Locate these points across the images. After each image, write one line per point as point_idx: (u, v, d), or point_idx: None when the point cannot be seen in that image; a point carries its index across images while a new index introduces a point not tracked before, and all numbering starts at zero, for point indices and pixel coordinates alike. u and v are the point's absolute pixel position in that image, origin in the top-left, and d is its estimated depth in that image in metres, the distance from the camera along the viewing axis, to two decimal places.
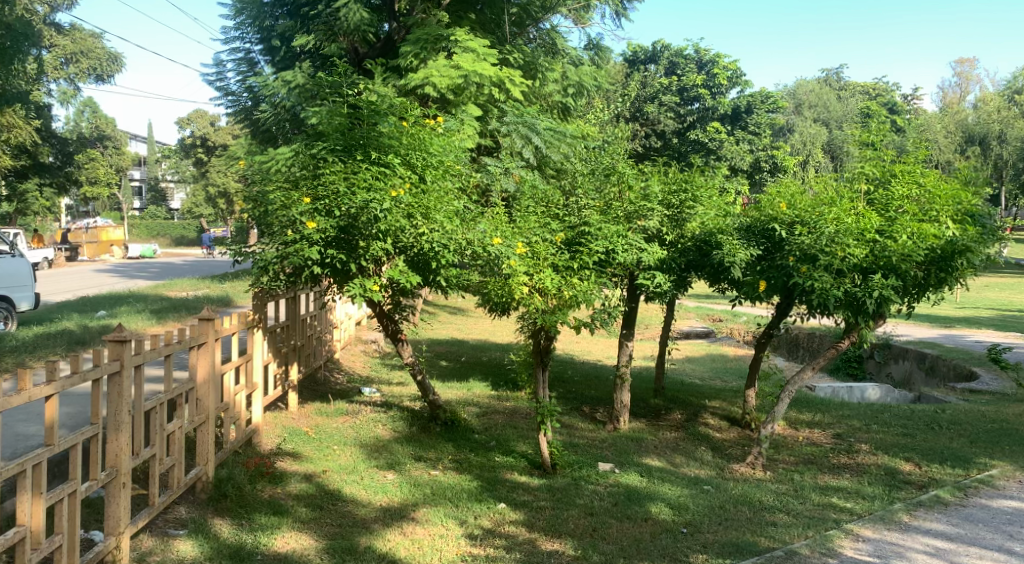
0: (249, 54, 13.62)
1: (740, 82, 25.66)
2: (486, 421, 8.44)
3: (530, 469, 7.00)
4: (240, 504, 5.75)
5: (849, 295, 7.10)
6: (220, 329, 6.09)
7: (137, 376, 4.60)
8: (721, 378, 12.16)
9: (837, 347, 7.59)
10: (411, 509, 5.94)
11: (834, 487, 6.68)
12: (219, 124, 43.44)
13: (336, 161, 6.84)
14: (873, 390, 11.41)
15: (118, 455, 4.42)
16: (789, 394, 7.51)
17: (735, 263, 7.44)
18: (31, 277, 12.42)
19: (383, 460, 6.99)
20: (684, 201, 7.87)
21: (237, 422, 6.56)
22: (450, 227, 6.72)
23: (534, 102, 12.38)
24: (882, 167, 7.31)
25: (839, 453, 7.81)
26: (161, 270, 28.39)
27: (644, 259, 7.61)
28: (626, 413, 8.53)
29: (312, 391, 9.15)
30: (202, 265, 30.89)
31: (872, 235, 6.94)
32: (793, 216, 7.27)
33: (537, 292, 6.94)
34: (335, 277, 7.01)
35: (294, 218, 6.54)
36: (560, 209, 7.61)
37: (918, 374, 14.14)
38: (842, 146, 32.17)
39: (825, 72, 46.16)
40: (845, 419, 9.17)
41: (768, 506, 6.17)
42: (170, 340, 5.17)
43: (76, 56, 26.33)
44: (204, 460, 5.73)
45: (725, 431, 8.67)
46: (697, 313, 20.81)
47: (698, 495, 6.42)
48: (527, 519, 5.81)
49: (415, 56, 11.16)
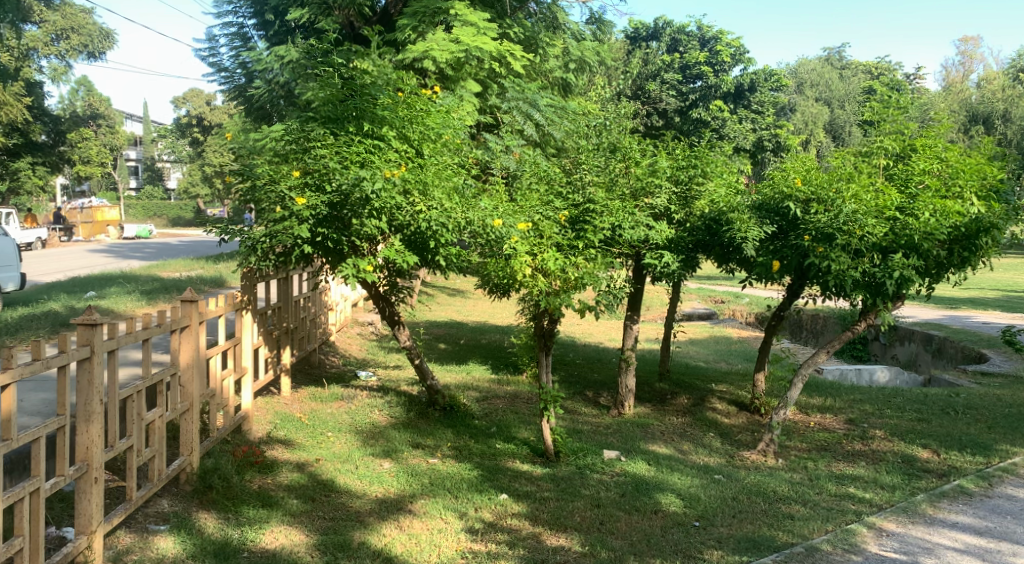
0: (242, 29, 13.20)
1: (743, 59, 25.13)
2: (486, 406, 8.13)
3: (532, 457, 6.70)
4: (226, 496, 5.42)
5: (866, 275, 6.79)
6: (205, 312, 5.75)
7: (112, 363, 4.28)
8: (726, 360, 11.86)
9: (853, 330, 7.26)
10: (407, 501, 5.63)
11: (850, 477, 6.37)
12: (215, 103, 42.85)
13: (329, 134, 6.52)
14: (882, 373, 11.10)
15: (88, 448, 4.08)
16: (802, 378, 7.18)
17: (747, 242, 7.06)
18: (15, 257, 12.09)
19: (380, 448, 6.68)
20: (693, 177, 7.57)
21: (225, 409, 6.23)
22: (449, 205, 6.38)
23: (536, 78, 11.99)
24: (902, 142, 7.04)
25: (853, 439, 7.51)
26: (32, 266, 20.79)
27: (652, 238, 7.30)
28: (632, 398, 8.23)
29: (307, 376, 8.84)
30: (77, 265, 20.96)
31: (892, 212, 6.61)
32: (808, 191, 6.85)
33: (540, 273, 6.52)
34: (328, 258, 6.66)
35: (284, 193, 6.21)
36: (564, 187, 7.32)
37: (924, 356, 13.86)
38: (844, 126, 31.73)
39: (827, 50, 45.55)
40: (857, 403, 8.87)
41: (784, 497, 5.86)
42: (150, 323, 4.84)
43: (66, 32, 25.73)
44: (189, 450, 5.41)
45: (733, 416, 8.36)
46: (700, 294, 20.48)
47: (710, 485, 6.12)
48: (531, 511, 5.51)
49: (412, 29, 10.86)
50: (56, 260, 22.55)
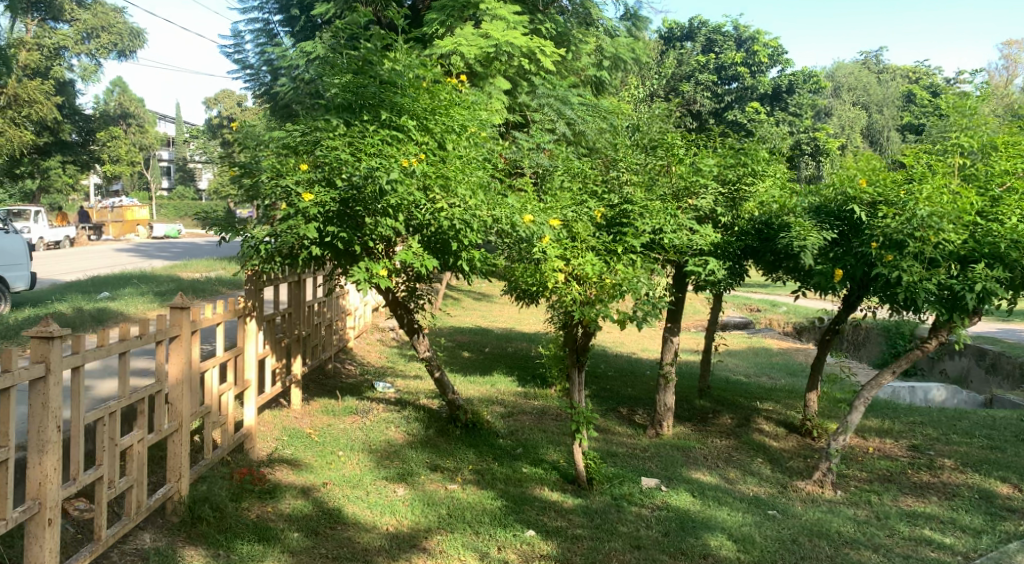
0: (268, 25, 12.62)
1: (781, 60, 24.30)
2: (511, 423, 7.47)
3: (562, 484, 6.03)
4: (218, 529, 4.80)
5: (943, 288, 6.05)
6: (200, 320, 5.15)
7: (76, 381, 3.76)
8: (768, 375, 11.09)
9: (923, 348, 6.48)
10: (422, 537, 5.00)
11: (923, 516, 5.67)
12: (244, 103, 42.66)
13: (342, 124, 5.93)
14: (938, 391, 10.24)
15: (41, 484, 3.59)
16: (864, 402, 6.42)
17: (806, 248, 6.29)
18: (26, 255, 11.60)
19: (394, 471, 6.04)
20: (742, 176, 6.86)
21: (223, 426, 5.63)
22: (474, 202, 5.74)
23: (567, 76, 11.37)
24: (981, 139, 6.32)
25: (919, 469, 6.76)
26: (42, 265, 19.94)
27: (696, 243, 6.57)
28: (671, 417, 7.53)
29: (319, 387, 8.22)
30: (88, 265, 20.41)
31: (973, 217, 5.87)
32: (875, 192, 6.20)
33: (574, 280, 5.86)
34: (339, 260, 6.02)
35: (290, 188, 5.59)
36: (598, 186, 6.69)
37: (977, 371, 12.97)
38: (882, 132, 30.69)
39: (864, 54, 44.06)
40: (918, 426, 8.09)
41: (850, 540, 5.21)
42: (129, 333, 4.27)
43: (98, 31, 24.66)
44: (176, 476, 4.82)
45: (782, 439, 7.63)
46: (735, 302, 19.61)
47: (764, 522, 5.43)
48: (562, 552, 4.87)
49: (440, 24, 10.21)
50: (62, 265, 19.83)
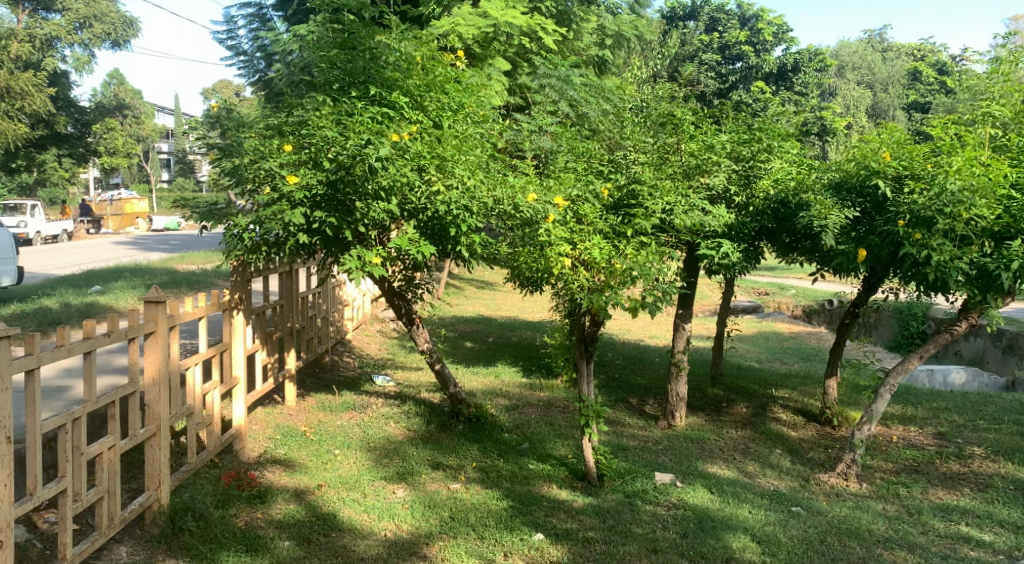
0: (261, 9, 12.17)
1: (786, 39, 23.83)
2: (516, 416, 7.11)
3: (571, 481, 5.68)
4: (202, 539, 4.46)
5: (976, 267, 5.66)
6: (180, 315, 4.80)
7: (30, 386, 3.47)
8: (781, 360, 10.71)
9: (952, 331, 6.13)
10: (423, 543, 4.65)
11: (958, 511, 5.32)
12: (242, 95, 42.31)
13: (331, 102, 5.57)
14: (958, 374, 9.83)
15: None
16: (889, 389, 6.03)
17: (827, 228, 5.94)
18: (13, 250, 11.26)
19: (393, 470, 5.68)
20: (757, 153, 6.46)
21: (209, 427, 5.27)
22: (472, 183, 5.38)
23: (569, 56, 10.93)
24: (1014, 106, 5.95)
25: (948, 458, 6.39)
26: (41, 257, 20.37)
27: (709, 224, 6.17)
28: (683, 407, 7.17)
29: (315, 381, 7.87)
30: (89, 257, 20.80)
31: (1006, 191, 5.49)
32: (899, 165, 5.84)
33: (581, 265, 5.43)
34: (328, 248, 5.63)
35: (272, 170, 5.20)
36: (605, 166, 6.32)
37: (993, 352, 12.54)
38: (887, 110, 30.09)
39: (867, 33, 43.32)
40: (943, 412, 7.72)
41: (883, 539, 4.85)
42: (93, 331, 3.91)
43: (90, 20, 24.02)
44: (155, 483, 4.47)
45: (801, 428, 7.27)
46: (742, 286, 19.21)
47: (789, 521, 5.08)
48: (573, 558, 4.52)
49: (437, 3, 9.75)
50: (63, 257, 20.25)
